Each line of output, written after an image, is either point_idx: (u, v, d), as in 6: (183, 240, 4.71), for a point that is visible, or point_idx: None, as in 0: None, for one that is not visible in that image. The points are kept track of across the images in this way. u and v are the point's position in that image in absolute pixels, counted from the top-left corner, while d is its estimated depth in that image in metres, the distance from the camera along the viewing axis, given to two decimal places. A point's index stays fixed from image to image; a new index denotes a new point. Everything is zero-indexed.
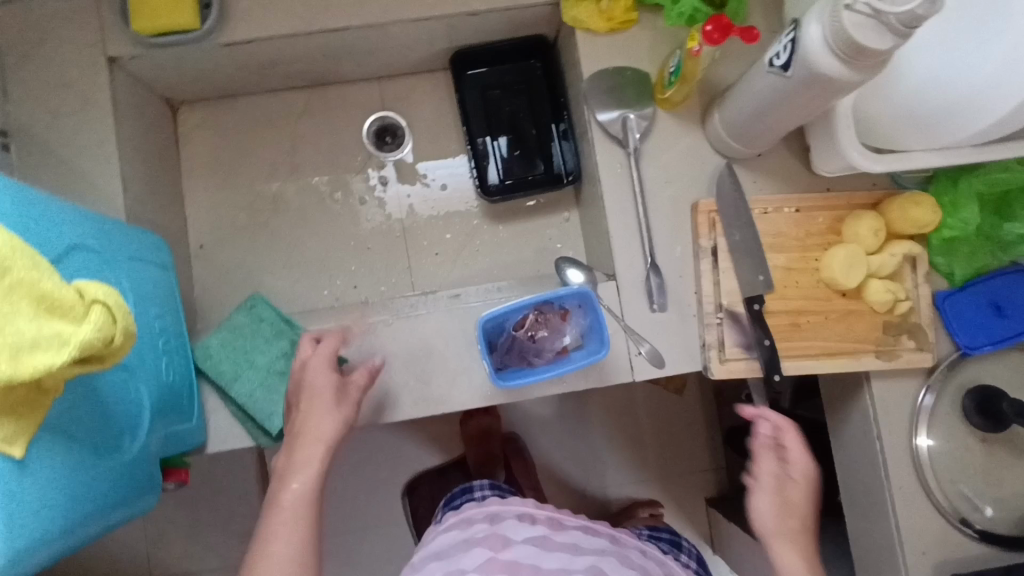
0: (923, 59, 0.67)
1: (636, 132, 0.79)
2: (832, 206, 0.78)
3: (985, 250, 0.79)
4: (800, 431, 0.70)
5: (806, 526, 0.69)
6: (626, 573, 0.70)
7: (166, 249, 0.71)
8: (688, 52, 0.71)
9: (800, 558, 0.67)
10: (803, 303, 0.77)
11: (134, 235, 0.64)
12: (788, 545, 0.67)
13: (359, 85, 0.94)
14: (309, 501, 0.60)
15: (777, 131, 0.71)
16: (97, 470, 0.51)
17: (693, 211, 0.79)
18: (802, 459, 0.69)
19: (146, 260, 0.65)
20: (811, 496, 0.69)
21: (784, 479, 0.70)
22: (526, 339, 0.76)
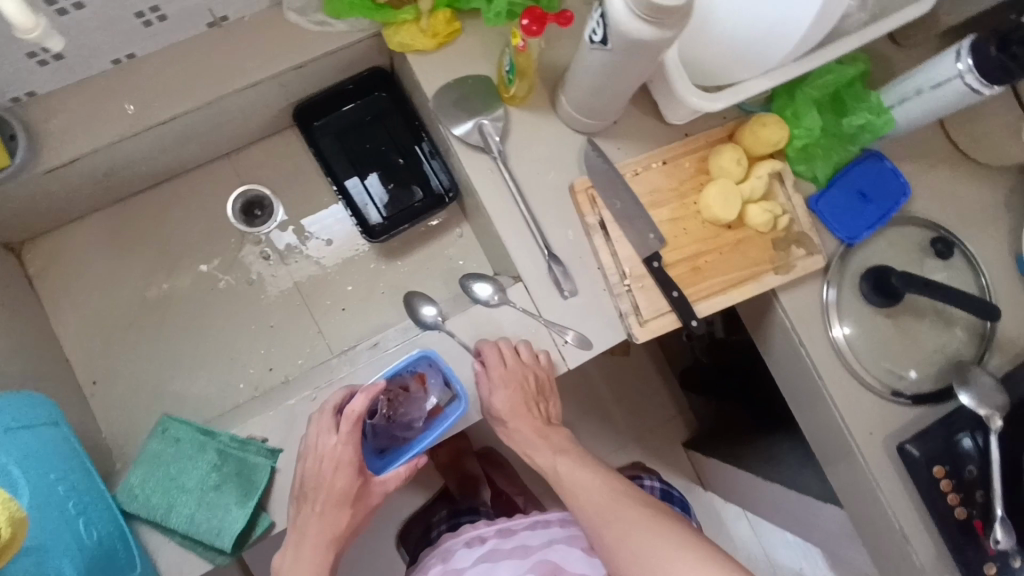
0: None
1: (495, 135, 0.79)
2: (693, 148, 0.82)
3: (836, 147, 0.84)
4: (492, 352, 0.76)
5: (524, 417, 0.79)
6: (570, 554, 0.77)
7: (51, 400, 0.65)
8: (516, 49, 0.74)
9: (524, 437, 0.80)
10: (696, 246, 0.80)
11: (5, 403, 0.59)
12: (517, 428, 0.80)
13: (213, 166, 0.91)
14: None
15: (619, 98, 0.74)
16: None
17: (571, 193, 0.80)
18: (502, 373, 0.75)
19: (42, 424, 0.62)
20: (513, 397, 0.76)
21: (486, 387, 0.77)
22: (394, 417, 0.76)
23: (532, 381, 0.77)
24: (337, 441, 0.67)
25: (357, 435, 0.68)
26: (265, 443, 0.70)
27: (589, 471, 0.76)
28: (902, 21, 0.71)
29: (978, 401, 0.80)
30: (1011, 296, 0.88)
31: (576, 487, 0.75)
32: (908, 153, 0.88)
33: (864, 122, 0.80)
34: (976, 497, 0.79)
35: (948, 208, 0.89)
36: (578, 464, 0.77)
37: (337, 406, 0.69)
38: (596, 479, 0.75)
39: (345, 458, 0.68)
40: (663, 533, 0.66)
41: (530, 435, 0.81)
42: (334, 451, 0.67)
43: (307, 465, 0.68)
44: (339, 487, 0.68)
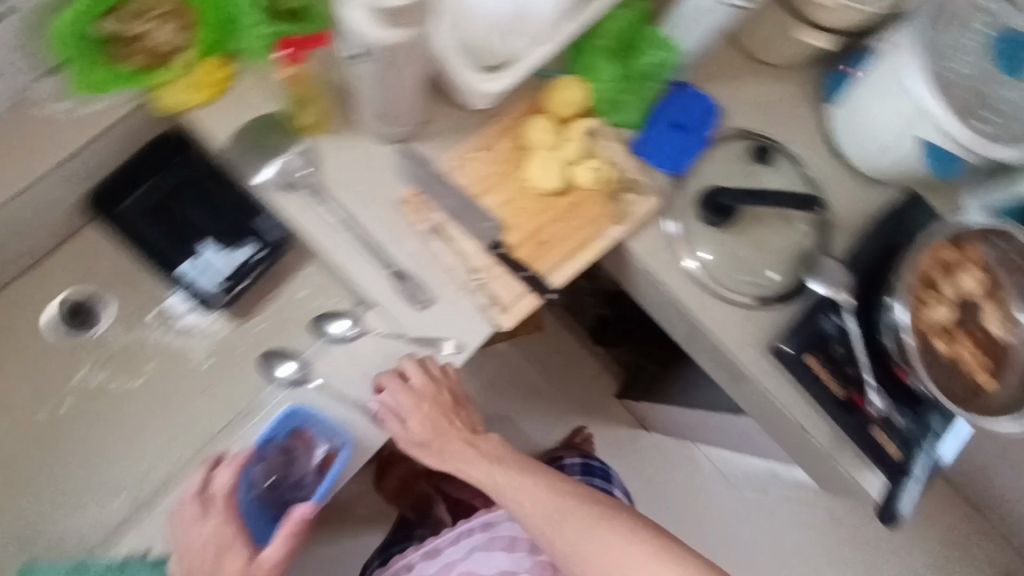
0: None
1: (300, 170, 0.75)
2: (505, 126, 0.82)
3: (642, 87, 0.83)
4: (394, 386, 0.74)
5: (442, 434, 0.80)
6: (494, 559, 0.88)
7: None
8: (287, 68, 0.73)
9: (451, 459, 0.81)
10: (535, 221, 0.80)
11: None
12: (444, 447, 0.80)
13: (24, 281, 0.85)
14: None
15: (409, 101, 0.73)
16: None
17: (399, 206, 0.78)
18: (411, 397, 0.74)
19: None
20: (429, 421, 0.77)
21: (398, 419, 0.75)
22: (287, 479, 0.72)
23: (444, 393, 0.78)
24: (208, 522, 0.67)
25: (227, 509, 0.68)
26: (147, 558, 0.68)
27: (530, 479, 0.79)
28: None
29: (827, 285, 0.85)
30: (837, 180, 0.93)
31: (521, 496, 0.78)
32: (712, 74, 0.91)
33: (658, 60, 0.81)
34: (849, 373, 0.85)
35: (763, 115, 0.93)
36: (516, 471, 0.80)
37: (199, 489, 0.68)
38: (538, 485, 0.79)
39: (222, 536, 0.67)
40: (617, 533, 0.75)
41: (461, 452, 0.81)
42: (211, 536, 0.67)
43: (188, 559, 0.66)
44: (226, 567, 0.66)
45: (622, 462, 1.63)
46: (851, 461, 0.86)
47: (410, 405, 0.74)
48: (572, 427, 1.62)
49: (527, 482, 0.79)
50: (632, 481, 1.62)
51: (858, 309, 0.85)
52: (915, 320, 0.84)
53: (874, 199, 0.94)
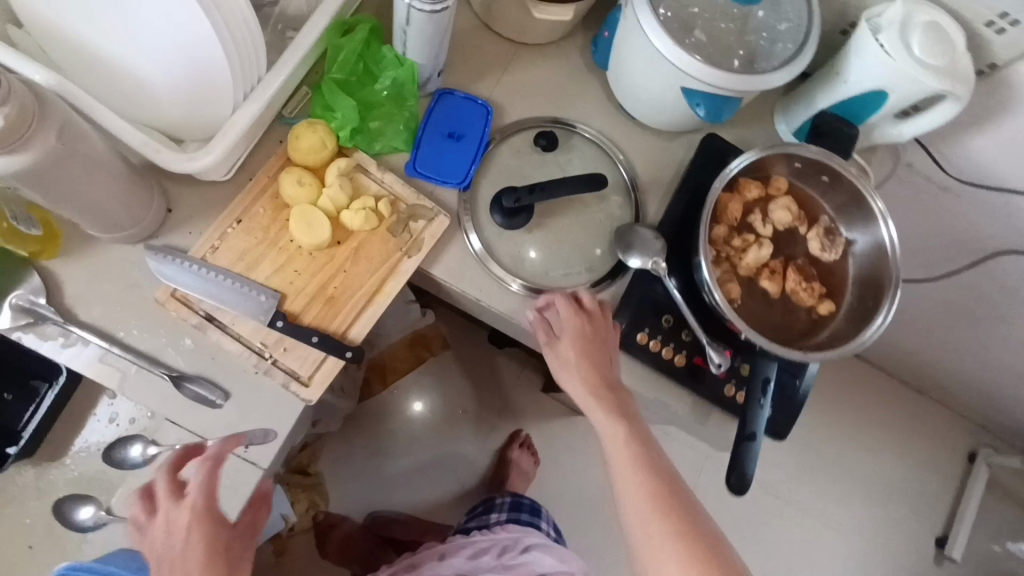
0: (137, 59, 0.63)
1: (41, 299, 0.70)
2: (259, 191, 0.76)
3: (396, 109, 0.80)
4: (562, 301, 0.78)
5: (576, 362, 0.77)
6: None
7: None
8: None
9: (580, 390, 0.77)
10: (317, 280, 0.76)
11: None
12: (571, 376, 0.77)
13: None
14: None
15: (126, 201, 0.67)
16: None
17: (162, 307, 0.73)
18: (574, 316, 0.77)
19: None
20: (575, 346, 0.77)
21: (552, 337, 0.79)
22: None
23: (597, 333, 0.78)
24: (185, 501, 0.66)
25: (210, 484, 0.67)
26: None
27: (634, 461, 0.73)
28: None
29: (643, 257, 0.81)
30: (635, 142, 0.89)
31: (616, 469, 0.74)
32: (474, 71, 0.86)
33: (393, 80, 0.78)
34: (685, 338, 0.82)
35: (540, 98, 0.88)
36: (626, 447, 0.74)
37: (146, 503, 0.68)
38: (637, 467, 0.73)
39: (193, 512, 0.66)
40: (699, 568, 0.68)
41: (600, 417, 0.75)
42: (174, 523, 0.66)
43: (154, 548, 0.65)
44: (196, 546, 0.64)
45: (566, 454, 1.60)
46: (720, 421, 0.84)
47: (574, 321, 0.77)
48: (506, 434, 1.59)
49: (623, 462, 0.74)
50: (582, 470, 1.60)
51: (676, 268, 0.82)
52: (733, 270, 0.80)
53: (679, 153, 0.90)
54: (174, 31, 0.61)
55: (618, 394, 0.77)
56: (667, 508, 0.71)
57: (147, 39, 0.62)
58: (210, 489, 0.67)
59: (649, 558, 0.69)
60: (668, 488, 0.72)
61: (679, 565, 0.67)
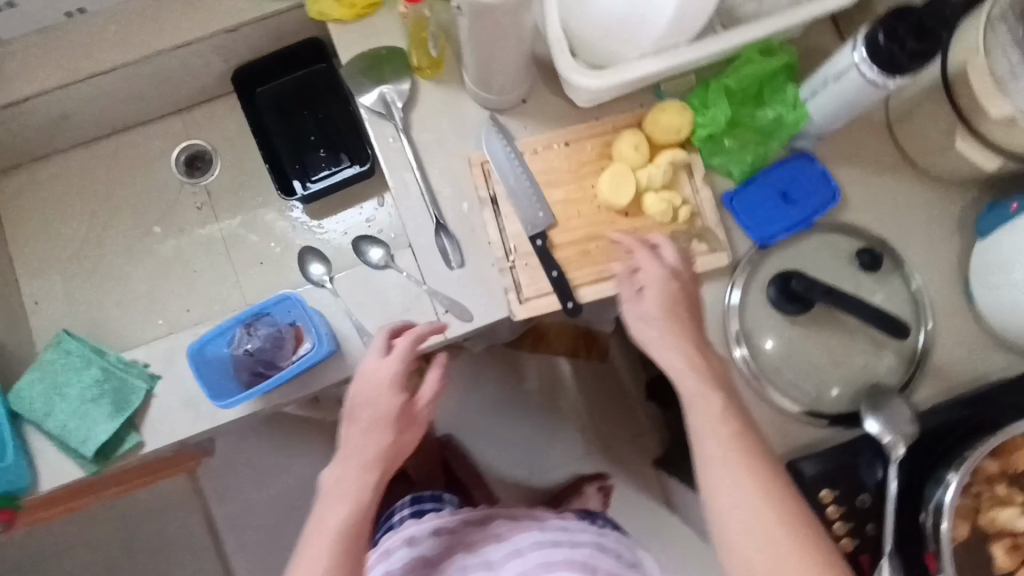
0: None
1: (397, 103, 0.81)
2: (599, 132, 0.80)
3: (756, 143, 0.78)
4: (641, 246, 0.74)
5: (670, 319, 0.70)
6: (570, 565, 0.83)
7: (61, 337, 0.79)
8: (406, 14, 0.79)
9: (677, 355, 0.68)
10: (588, 230, 0.79)
11: None
12: (667, 343, 0.68)
13: (160, 125, 0.96)
14: (337, 543, 0.63)
15: (510, 71, 0.75)
16: None
17: (468, 166, 0.81)
18: (659, 266, 0.73)
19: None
20: (664, 295, 0.71)
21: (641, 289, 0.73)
22: (261, 358, 0.76)
23: (682, 292, 0.72)
24: (387, 356, 0.70)
25: (410, 357, 0.70)
26: (146, 369, 0.76)
27: (734, 436, 0.63)
28: (794, 19, 0.69)
29: (886, 428, 0.72)
30: (951, 319, 0.79)
31: (705, 459, 0.63)
32: (846, 153, 0.81)
33: (777, 116, 0.76)
34: (866, 531, 0.72)
35: (888, 218, 0.81)
36: (723, 424, 0.64)
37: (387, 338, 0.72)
38: (735, 438, 0.63)
39: (391, 374, 0.69)
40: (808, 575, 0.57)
41: (699, 388, 0.66)
42: (380, 372, 0.69)
43: (357, 385, 0.69)
44: (386, 401, 0.68)
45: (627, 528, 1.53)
46: None
47: (659, 274, 0.72)
48: (594, 467, 1.55)
49: (714, 442, 0.63)
50: None
51: (906, 464, 0.73)
52: (973, 512, 0.68)
53: (989, 361, 0.78)
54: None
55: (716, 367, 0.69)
56: (770, 489, 0.61)
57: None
58: (412, 361, 0.70)
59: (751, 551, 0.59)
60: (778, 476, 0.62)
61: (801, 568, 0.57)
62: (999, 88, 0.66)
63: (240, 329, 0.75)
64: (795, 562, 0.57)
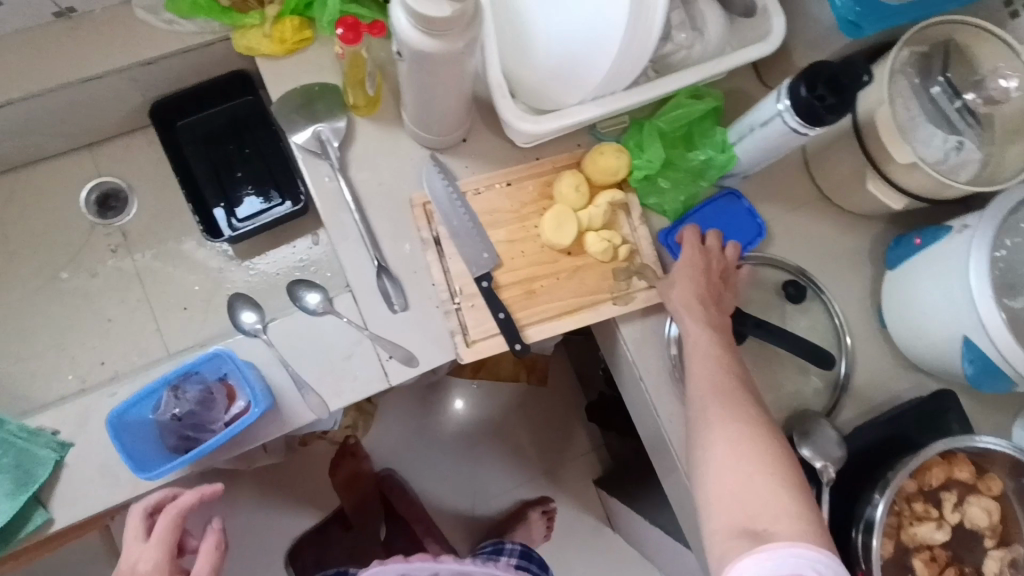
0: (543, 24, 0.70)
1: (333, 142, 0.78)
2: (540, 172, 0.81)
3: (688, 181, 0.82)
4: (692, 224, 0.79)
5: (688, 276, 0.75)
6: None
7: None
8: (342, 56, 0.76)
9: (682, 295, 0.74)
10: (532, 270, 0.79)
11: None
12: (675, 286, 0.75)
13: (65, 159, 0.88)
14: None
15: (452, 112, 0.74)
16: None
17: (409, 207, 0.80)
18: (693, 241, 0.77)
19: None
20: (689, 264, 0.76)
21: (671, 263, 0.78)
22: (189, 419, 0.71)
23: (713, 268, 0.77)
24: (146, 543, 0.62)
25: (166, 543, 0.61)
26: (54, 436, 0.69)
27: (714, 355, 0.69)
28: (718, 68, 0.73)
29: (816, 453, 0.76)
30: (868, 344, 0.85)
31: (697, 390, 0.67)
32: (770, 191, 0.86)
33: (707, 158, 0.79)
34: None
35: (810, 251, 0.86)
36: (708, 347, 0.70)
37: (147, 512, 0.64)
38: (715, 361, 0.69)
39: (146, 568, 0.60)
40: (750, 456, 0.60)
41: (700, 343, 0.71)
42: (137, 559, 0.61)
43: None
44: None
45: (572, 553, 1.51)
46: None
47: (689, 248, 0.77)
48: (537, 492, 1.53)
49: (705, 383, 0.67)
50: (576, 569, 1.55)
51: (834, 484, 0.78)
52: (897, 530, 0.73)
53: (902, 382, 0.84)
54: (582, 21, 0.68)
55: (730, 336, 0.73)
56: (735, 398, 0.65)
57: (555, 15, 0.69)
58: (169, 547, 0.62)
59: (726, 475, 0.60)
60: (763, 423, 0.64)
61: (766, 487, 0.58)
62: (903, 135, 0.72)
63: (166, 393, 0.69)
64: (739, 446, 0.61)
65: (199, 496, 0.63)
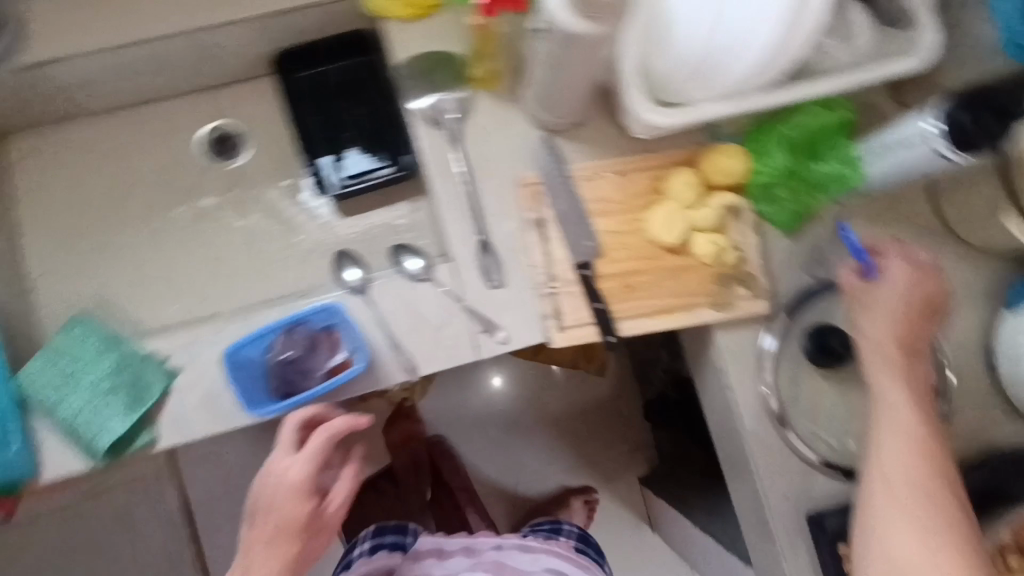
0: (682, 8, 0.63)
1: (452, 114, 0.79)
2: (652, 165, 0.79)
3: (804, 192, 0.78)
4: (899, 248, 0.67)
5: (896, 322, 0.65)
6: None
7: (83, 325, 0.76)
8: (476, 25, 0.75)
9: (885, 339, 0.65)
10: (633, 264, 0.77)
11: None
12: (876, 326, 0.66)
13: (189, 100, 0.92)
14: None
15: (575, 96, 0.73)
16: None
17: (517, 186, 0.79)
18: (909, 274, 0.66)
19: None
20: (897, 307, 0.65)
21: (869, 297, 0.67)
22: (297, 361, 0.74)
23: (920, 308, 0.66)
24: (296, 458, 0.63)
25: (318, 459, 0.63)
26: (166, 363, 0.73)
27: (918, 418, 0.62)
28: (862, 80, 0.70)
29: None
30: (971, 386, 0.81)
31: (889, 453, 0.62)
32: (889, 214, 0.82)
33: (837, 170, 0.76)
34: None
35: None
36: (908, 408, 0.63)
37: (300, 423, 0.66)
38: (918, 424, 0.62)
39: (296, 477, 0.63)
40: (946, 551, 0.57)
41: (895, 399, 0.63)
42: (288, 473, 0.63)
43: (263, 483, 0.64)
44: (289, 509, 0.62)
45: (608, 545, 1.52)
46: None
47: (906, 288, 0.65)
48: (581, 481, 1.54)
49: (905, 450, 0.61)
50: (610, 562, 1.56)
51: None
52: None
53: (1003, 430, 0.80)
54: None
55: (926, 398, 0.65)
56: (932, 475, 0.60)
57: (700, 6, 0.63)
58: (318, 464, 0.63)
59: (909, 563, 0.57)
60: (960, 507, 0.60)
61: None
62: None
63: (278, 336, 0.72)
64: (935, 538, 0.57)
65: (351, 427, 0.63)
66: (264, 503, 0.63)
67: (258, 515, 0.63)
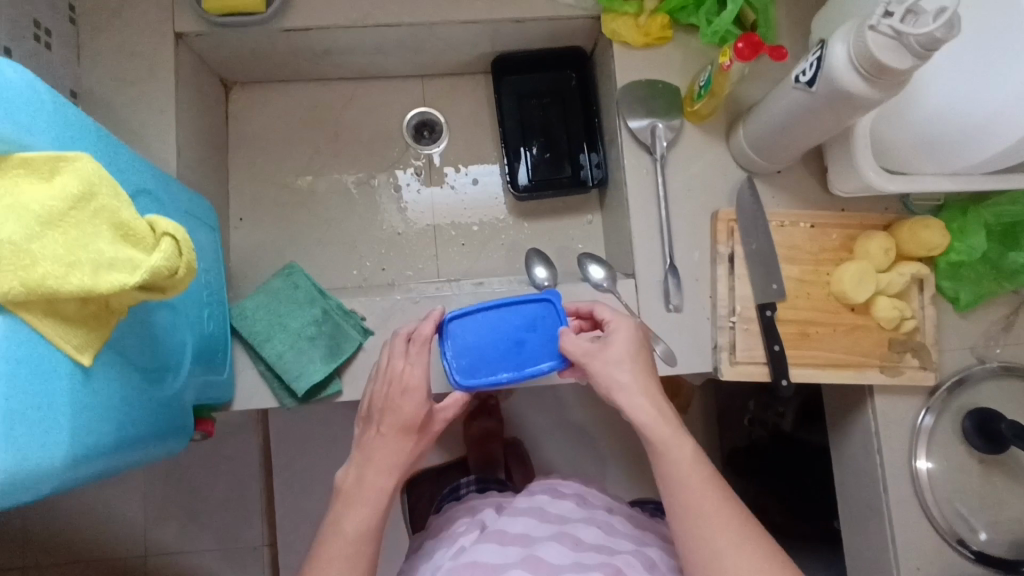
0: (939, 86, 0.67)
1: (663, 140, 0.82)
2: (845, 225, 0.82)
3: (990, 278, 0.80)
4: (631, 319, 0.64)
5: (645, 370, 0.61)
6: None
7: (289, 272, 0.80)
8: (719, 67, 0.74)
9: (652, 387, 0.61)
10: (813, 314, 0.80)
11: (207, 244, 0.72)
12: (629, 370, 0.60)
13: (399, 82, 0.97)
14: (369, 536, 0.58)
15: (796, 149, 0.75)
16: (150, 392, 0.55)
17: (711, 219, 0.82)
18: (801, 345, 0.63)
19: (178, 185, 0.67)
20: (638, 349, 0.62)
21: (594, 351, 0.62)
22: None
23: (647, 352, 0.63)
24: (411, 361, 0.62)
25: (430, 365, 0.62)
26: (362, 321, 0.77)
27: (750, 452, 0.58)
28: None
29: None
30: None
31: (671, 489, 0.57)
32: None
33: None
34: None
35: None
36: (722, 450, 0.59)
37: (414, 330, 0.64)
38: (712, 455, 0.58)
39: (412, 380, 0.61)
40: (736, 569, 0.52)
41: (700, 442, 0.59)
42: (401, 374, 0.61)
43: (375, 384, 0.63)
44: (404, 411, 0.60)
45: None
46: None
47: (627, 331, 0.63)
48: None
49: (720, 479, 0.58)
50: None
51: None
52: None
53: None
54: (975, 81, 0.64)
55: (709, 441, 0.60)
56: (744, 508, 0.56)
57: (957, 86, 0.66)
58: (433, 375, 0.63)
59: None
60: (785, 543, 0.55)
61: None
62: None
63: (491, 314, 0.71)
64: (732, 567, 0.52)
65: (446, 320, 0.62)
66: (377, 401, 0.62)
67: (375, 411, 0.62)
